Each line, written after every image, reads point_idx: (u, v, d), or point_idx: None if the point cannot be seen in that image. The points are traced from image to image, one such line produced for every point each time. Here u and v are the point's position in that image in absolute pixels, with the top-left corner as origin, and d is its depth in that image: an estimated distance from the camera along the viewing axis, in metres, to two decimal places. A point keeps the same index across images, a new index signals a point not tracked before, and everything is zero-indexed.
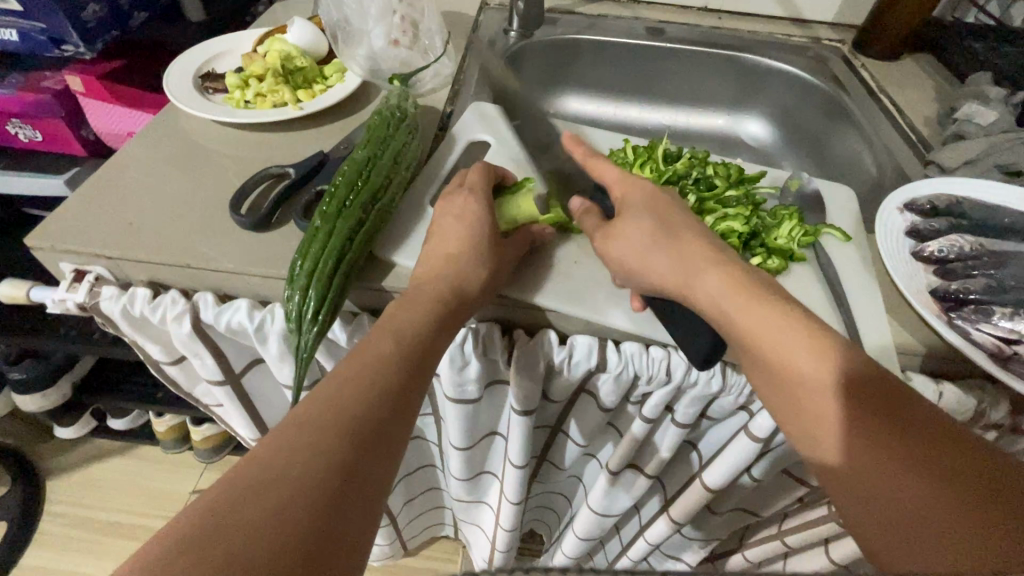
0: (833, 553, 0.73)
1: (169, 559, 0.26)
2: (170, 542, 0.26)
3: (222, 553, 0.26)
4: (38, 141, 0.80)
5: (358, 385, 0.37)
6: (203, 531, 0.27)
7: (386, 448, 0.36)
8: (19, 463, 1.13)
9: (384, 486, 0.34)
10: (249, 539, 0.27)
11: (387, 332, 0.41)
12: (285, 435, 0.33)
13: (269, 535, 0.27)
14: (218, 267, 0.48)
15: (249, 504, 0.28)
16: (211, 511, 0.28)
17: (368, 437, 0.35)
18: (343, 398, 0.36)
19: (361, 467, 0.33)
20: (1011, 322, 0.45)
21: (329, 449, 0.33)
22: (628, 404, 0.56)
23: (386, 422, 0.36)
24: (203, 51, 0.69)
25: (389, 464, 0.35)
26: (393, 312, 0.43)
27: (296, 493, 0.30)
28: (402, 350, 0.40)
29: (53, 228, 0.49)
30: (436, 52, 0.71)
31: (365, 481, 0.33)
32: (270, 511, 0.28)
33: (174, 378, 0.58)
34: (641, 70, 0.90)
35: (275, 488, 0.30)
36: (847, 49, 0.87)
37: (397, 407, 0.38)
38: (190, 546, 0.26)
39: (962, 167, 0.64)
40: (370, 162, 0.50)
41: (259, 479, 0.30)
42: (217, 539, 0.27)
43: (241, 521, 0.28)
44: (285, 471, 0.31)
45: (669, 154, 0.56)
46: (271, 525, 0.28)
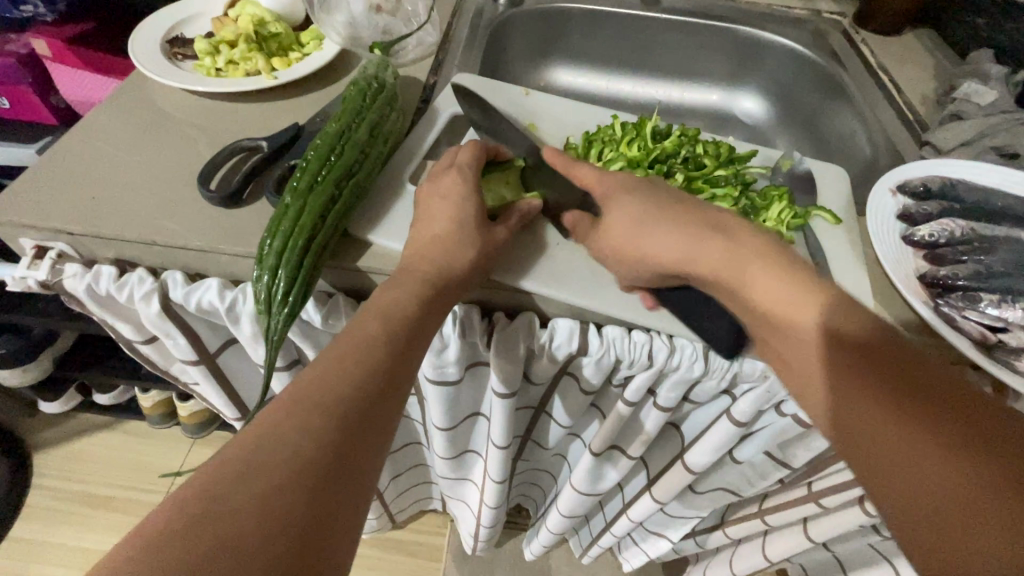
0: (811, 532, 0.74)
1: (151, 551, 0.25)
2: (153, 532, 0.26)
3: (208, 544, 0.25)
4: (5, 109, 0.77)
5: (346, 365, 0.36)
6: (187, 521, 0.26)
7: (377, 429, 0.35)
8: (3, 437, 1.12)
9: (375, 466, 0.34)
10: (235, 530, 0.26)
11: (374, 311, 0.40)
12: (273, 418, 0.31)
13: (258, 525, 0.27)
14: (186, 244, 0.46)
15: (236, 492, 0.28)
16: (200, 501, 0.27)
17: (359, 416, 0.34)
18: (331, 378, 0.34)
19: (352, 450, 0.32)
20: (999, 309, 0.44)
21: (319, 433, 0.32)
22: (611, 386, 0.56)
23: (377, 402, 0.35)
24: (171, 14, 0.65)
25: (380, 444, 0.35)
26: (381, 292, 0.42)
27: (285, 479, 0.29)
28: (392, 329, 0.39)
29: (11, 201, 0.47)
30: (420, 20, 0.68)
31: (356, 464, 0.32)
32: (258, 497, 0.28)
33: (148, 357, 0.57)
34: (635, 42, 0.87)
35: (262, 474, 0.29)
36: (848, 22, 0.84)
37: (388, 387, 0.36)
38: (174, 536, 0.25)
39: (958, 149, 0.62)
40: (345, 135, 0.48)
41: (244, 465, 0.29)
42: (207, 530, 0.26)
43: (227, 510, 0.27)
44: (273, 455, 0.30)
45: (658, 131, 0.54)
46: (258, 514, 0.27)
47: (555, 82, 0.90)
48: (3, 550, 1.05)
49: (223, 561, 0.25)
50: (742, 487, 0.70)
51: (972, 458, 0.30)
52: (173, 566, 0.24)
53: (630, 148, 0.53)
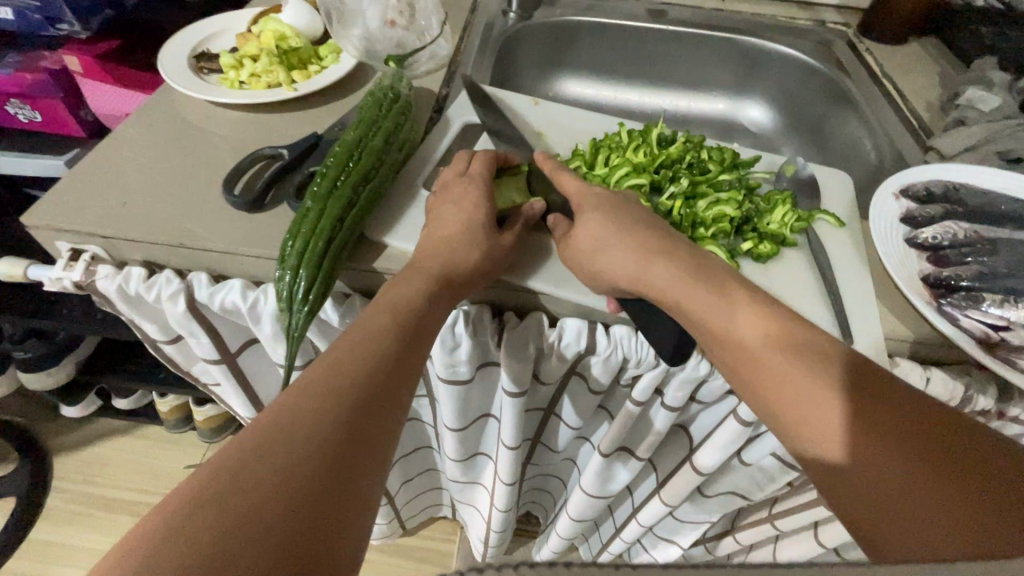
0: (822, 536, 0.75)
1: (181, 517, 0.26)
2: (181, 501, 0.27)
3: (234, 510, 0.27)
4: (38, 122, 0.80)
5: (356, 354, 0.38)
6: (213, 491, 0.28)
7: (388, 413, 0.37)
8: (25, 441, 1.15)
9: (387, 449, 0.36)
10: (259, 498, 0.28)
11: (383, 305, 0.42)
12: (288, 402, 0.33)
13: (280, 496, 0.28)
14: (211, 246, 0.48)
15: (258, 465, 0.29)
16: (224, 472, 0.29)
17: (369, 400, 0.36)
18: (344, 366, 0.37)
19: (364, 431, 0.34)
20: (1001, 308, 0.46)
21: (333, 415, 0.34)
22: (619, 386, 0.57)
23: (386, 388, 0.37)
24: (197, 30, 0.68)
25: (391, 428, 0.37)
26: (387, 287, 0.44)
27: (302, 455, 0.31)
28: (401, 321, 0.41)
29: (49, 207, 0.49)
30: (433, 33, 0.71)
31: (367, 444, 0.34)
32: (279, 470, 0.29)
33: (171, 356, 0.59)
34: (641, 53, 0.89)
35: (281, 450, 0.30)
36: (852, 32, 0.85)
37: (397, 375, 0.39)
38: (202, 504, 0.27)
39: (962, 153, 0.63)
40: (362, 143, 0.50)
41: (263, 444, 0.30)
42: (231, 497, 0.27)
43: (251, 481, 0.28)
44: (291, 434, 0.31)
45: (664, 138, 0.56)
46: (279, 486, 0.29)
47: (563, 92, 0.92)
48: (24, 551, 1.08)
49: (249, 526, 0.26)
50: (752, 490, 0.71)
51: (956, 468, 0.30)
52: (205, 526, 0.26)
53: (637, 154, 0.54)
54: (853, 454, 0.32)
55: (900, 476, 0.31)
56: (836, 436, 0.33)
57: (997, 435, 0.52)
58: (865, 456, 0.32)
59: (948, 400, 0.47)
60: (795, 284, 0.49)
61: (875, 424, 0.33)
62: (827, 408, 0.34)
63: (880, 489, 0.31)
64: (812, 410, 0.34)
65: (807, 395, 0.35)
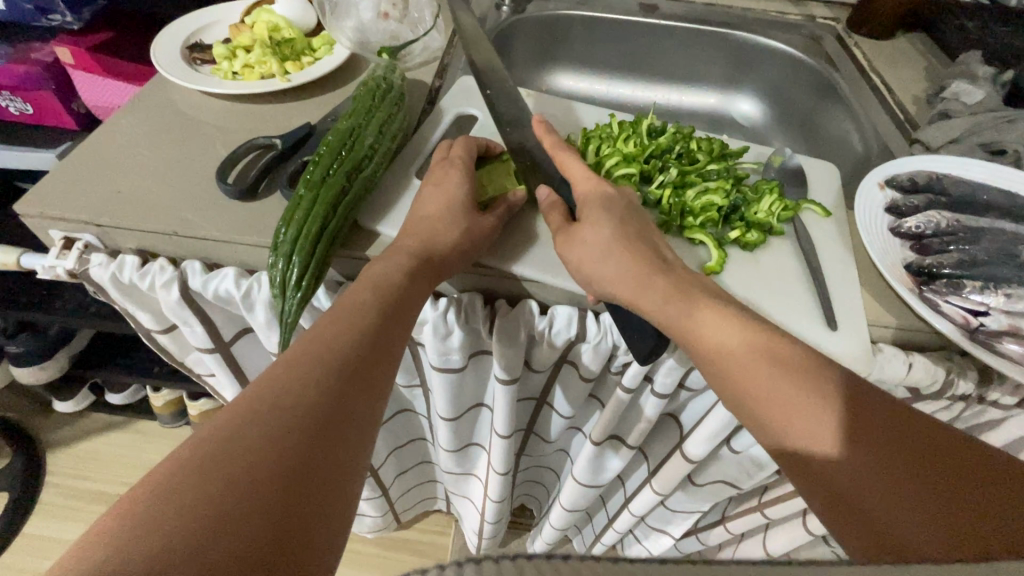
0: (810, 524, 0.76)
1: (171, 483, 0.27)
2: (170, 469, 0.28)
3: (222, 476, 0.28)
4: (30, 114, 0.80)
5: (340, 330, 0.39)
6: (202, 457, 0.28)
7: (372, 383, 0.38)
8: (19, 436, 1.15)
9: (373, 421, 0.37)
10: (246, 463, 0.29)
11: (366, 283, 0.43)
12: (274, 375, 0.34)
13: (268, 463, 0.29)
14: (204, 234, 0.48)
15: (245, 434, 0.30)
16: (213, 440, 0.29)
17: (353, 372, 0.37)
18: (328, 341, 0.38)
19: (349, 401, 0.35)
20: (981, 294, 0.46)
21: (317, 386, 0.35)
22: (610, 374, 0.58)
23: (370, 361, 0.38)
24: (190, 22, 0.68)
25: (376, 401, 0.38)
26: (368, 266, 0.45)
27: (288, 424, 0.32)
28: (383, 299, 0.42)
29: (42, 196, 0.50)
30: (425, 25, 0.71)
31: (353, 413, 0.35)
32: (266, 437, 0.30)
33: (165, 346, 0.59)
34: (633, 47, 0.90)
35: (268, 420, 0.31)
36: (841, 27, 0.86)
37: (381, 351, 0.40)
38: (191, 470, 0.28)
39: (947, 145, 0.64)
40: (354, 132, 0.50)
41: (248, 416, 0.31)
42: (220, 462, 0.28)
43: (239, 448, 0.29)
44: (275, 405, 0.32)
45: (653, 128, 0.57)
46: (266, 453, 0.30)
47: (556, 86, 0.93)
48: (17, 546, 1.07)
49: (236, 490, 0.27)
50: (741, 479, 0.71)
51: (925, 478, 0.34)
52: (195, 490, 0.27)
53: (627, 145, 0.55)
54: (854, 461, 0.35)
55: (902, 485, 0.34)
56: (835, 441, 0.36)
57: (978, 419, 0.53)
58: (864, 464, 0.35)
59: (930, 384, 0.48)
60: (781, 273, 0.50)
61: (870, 439, 0.35)
62: (827, 417, 0.36)
63: (885, 503, 0.33)
64: (811, 415, 0.37)
65: (804, 402, 0.37)
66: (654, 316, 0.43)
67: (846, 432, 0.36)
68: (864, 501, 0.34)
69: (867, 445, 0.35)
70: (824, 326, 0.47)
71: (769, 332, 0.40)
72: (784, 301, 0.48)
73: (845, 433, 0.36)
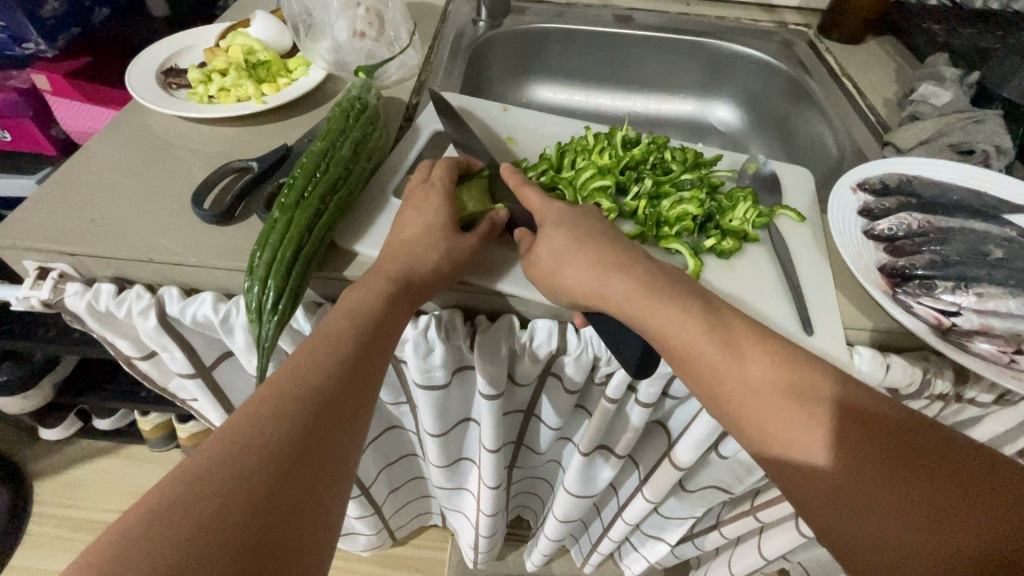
0: (803, 526, 0.76)
1: (141, 528, 0.26)
2: (138, 516, 0.27)
3: (192, 520, 0.27)
4: (8, 141, 0.80)
5: (318, 359, 0.39)
6: (172, 501, 0.28)
7: (349, 414, 0.37)
8: (6, 466, 1.13)
9: (353, 453, 0.37)
10: (217, 505, 0.28)
11: (343, 311, 0.43)
12: (249, 411, 0.34)
13: (239, 504, 0.29)
14: (180, 260, 0.48)
15: (219, 472, 0.30)
16: (184, 483, 0.29)
17: (330, 403, 0.37)
18: (305, 372, 0.37)
19: (326, 433, 0.35)
20: (953, 295, 0.47)
21: (293, 420, 0.34)
22: (594, 385, 0.58)
23: (348, 390, 0.38)
24: (165, 47, 0.69)
25: (354, 432, 0.37)
26: (347, 292, 0.45)
27: (265, 460, 0.31)
28: (361, 327, 0.42)
29: (15, 226, 0.49)
30: (402, 44, 0.72)
31: (329, 444, 0.35)
32: (239, 476, 0.30)
33: (146, 373, 0.59)
34: (610, 57, 0.91)
35: (241, 457, 0.31)
36: (812, 33, 0.88)
37: (360, 381, 0.39)
38: (160, 516, 0.27)
39: (917, 147, 0.65)
40: (328, 153, 0.51)
41: (220, 458, 0.30)
42: (190, 506, 0.28)
43: (210, 487, 0.29)
44: (249, 442, 0.32)
45: (628, 140, 0.57)
46: (240, 493, 0.29)
47: (536, 98, 0.94)
48: None
49: (207, 532, 0.27)
50: (732, 484, 0.71)
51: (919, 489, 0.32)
52: (163, 539, 0.26)
53: (602, 157, 0.56)
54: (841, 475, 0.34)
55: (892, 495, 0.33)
56: (825, 455, 0.34)
57: (957, 417, 0.53)
58: (852, 474, 0.33)
59: (907, 385, 0.48)
60: (757, 280, 0.51)
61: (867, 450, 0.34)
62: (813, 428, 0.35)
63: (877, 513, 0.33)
64: (796, 435, 0.35)
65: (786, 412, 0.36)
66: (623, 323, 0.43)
67: (835, 443, 0.34)
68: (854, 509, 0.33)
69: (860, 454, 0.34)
70: (800, 331, 0.47)
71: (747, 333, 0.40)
72: (761, 309, 0.49)
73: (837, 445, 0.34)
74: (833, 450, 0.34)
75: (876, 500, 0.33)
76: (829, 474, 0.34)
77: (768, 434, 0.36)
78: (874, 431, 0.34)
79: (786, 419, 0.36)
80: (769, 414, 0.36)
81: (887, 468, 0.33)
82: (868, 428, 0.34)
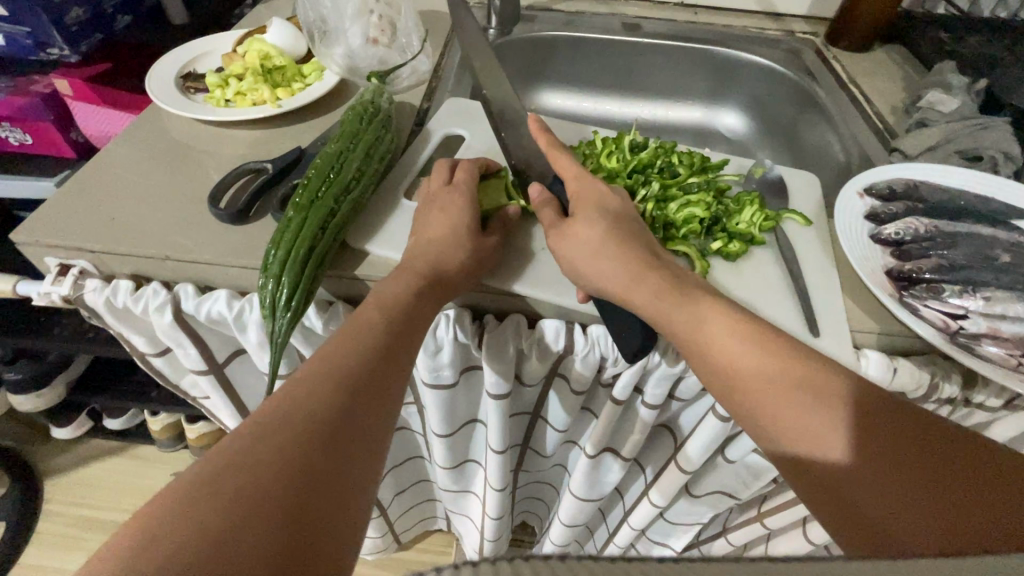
0: (810, 533, 0.76)
1: (185, 496, 0.28)
2: (183, 485, 0.28)
3: (235, 491, 0.28)
4: (29, 144, 0.82)
5: (351, 346, 0.40)
6: (215, 471, 0.29)
7: (380, 401, 0.38)
8: (18, 465, 1.14)
9: (382, 443, 0.37)
10: (258, 479, 0.29)
11: (374, 302, 0.44)
12: (287, 392, 0.35)
13: (278, 479, 0.30)
14: (197, 257, 0.49)
15: (258, 450, 0.31)
16: (226, 456, 0.30)
17: (362, 389, 0.38)
18: (339, 358, 0.39)
19: (358, 418, 0.36)
20: (960, 298, 0.47)
21: (327, 403, 0.35)
22: (601, 386, 0.58)
23: (379, 377, 0.39)
24: (184, 52, 0.71)
25: (385, 417, 0.38)
26: (378, 285, 0.46)
27: (301, 439, 0.32)
28: (390, 320, 0.43)
29: (38, 223, 0.51)
30: (413, 50, 0.73)
31: (361, 429, 0.36)
32: (278, 453, 0.31)
33: (160, 370, 0.60)
34: (618, 65, 0.92)
35: (280, 436, 0.32)
36: (820, 41, 0.89)
37: (391, 373, 0.40)
38: (204, 485, 0.28)
39: (925, 153, 0.66)
40: (342, 155, 0.52)
41: (260, 434, 0.32)
42: (233, 476, 0.29)
43: (250, 464, 0.30)
44: (287, 423, 0.33)
45: (636, 144, 0.58)
46: (279, 472, 0.30)
47: (544, 104, 0.95)
48: None
49: (248, 506, 0.28)
50: (739, 488, 0.71)
51: (927, 480, 0.33)
52: (208, 506, 0.27)
53: (610, 161, 0.57)
54: (857, 467, 0.34)
55: (904, 486, 0.33)
56: (840, 447, 0.35)
57: (967, 421, 0.53)
58: (864, 467, 0.34)
59: (915, 388, 0.48)
60: (763, 282, 0.51)
61: (878, 442, 0.35)
62: (827, 419, 0.36)
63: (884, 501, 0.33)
64: (810, 425, 0.36)
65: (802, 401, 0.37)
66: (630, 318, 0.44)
67: (852, 437, 0.35)
68: (859, 500, 0.34)
69: (872, 447, 0.35)
70: (807, 333, 0.47)
71: (756, 334, 0.41)
72: (767, 311, 0.49)
73: (848, 437, 0.35)
74: (846, 442, 0.35)
75: (888, 490, 0.33)
76: (841, 468, 0.35)
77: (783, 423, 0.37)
78: (888, 426, 0.35)
79: (800, 412, 0.37)
80: (781, 405, 0.38)
81: (899, 460, 0.34)
82: (880, 425, 0.35)
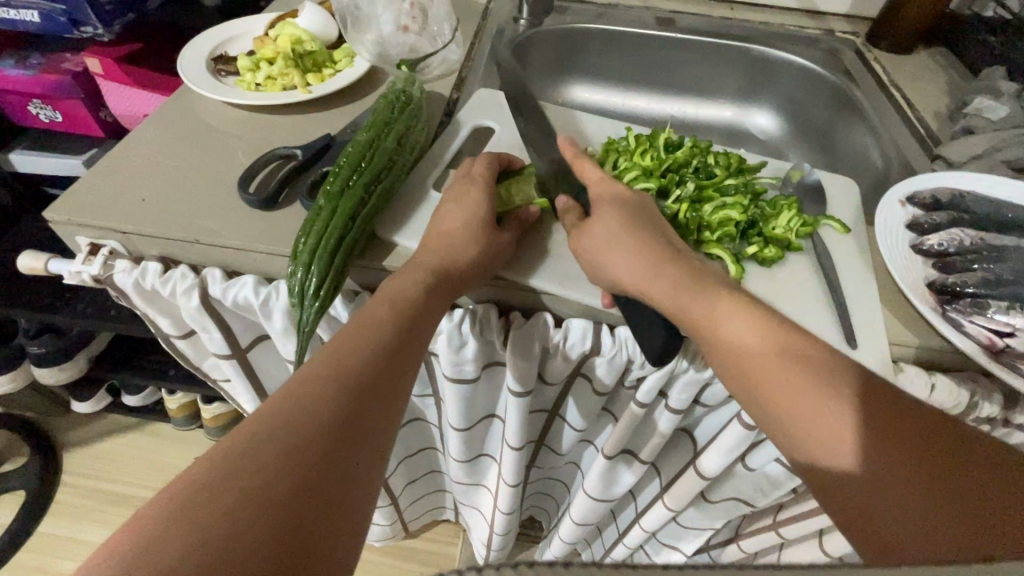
0: (826, 545, 0.74)
1: (184, 502, 0.27)
2: (183, 487, 0.28)
3: (235, 493, 0.28)
4: (59, 122, 0.83)
5: (358, 344, 0.39)
6: (217, 473, 0.28)
7: (388, 401, 0.38)
8: (38, 436, 1.17)
9: (385, 441, 0.36)
10: (259, 480, 0.29)
11: (385, 298, 0.43)
12: (292, 389, 0.35)
13: (281, 481, 0.29)
14: (225, 242, 0.49)
15: (259, 453, 0.30)
16: (228, 456, 0.29)
17: (369, 386, 0.37)
18: (346, 355, 0.38)
19: (364, 418, 0.35)
20: (1007, 315, 0.45)
21: (333, 402, 0.35)
22: (624, 388, 0.57)
23: (385, 376, 0.39)
24: (215, 35, 0.70)
25: (391, 416, 0.38)
26: (389, 280, 0.45)
27: (304, 439, 0.32)
28: (400, 315, 0.42)
29: (71, 202, 0.51)
30: (444, 39, 0.72)
31: (367, 429, 0.35)
32: (281, 454, 0.30)
33: (183, 351, 0.60)
34: (649, 60, 0.90)
35: (283, 436, 0.31)
36: (860, 41, 0.86)
37: (397, 370, 0.40)
38: (205, 487, 0.28)
39: (970, 161, 0.63)
40: (373, 144, 0.51)
41: (263, 434, 0.31)
42: (235, 478, 0.28)
43: (250, 468, 0.29)
44: (291, 420, 0.32)
45: (670, 142, 0.57)
46: (283, 473, 0.29)
47: (572, 98, 0.93)
48: (32, 545, 1.09)
49: (247, 513, 0.27)
50: (756, 497, 0.70)
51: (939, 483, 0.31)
52: (210, 510, 0.27)
53: (643, 159, 0.55)
54: (873, 474, 0.33)
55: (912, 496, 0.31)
56: (846, 452, 0.34)
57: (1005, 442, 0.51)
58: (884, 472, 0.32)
59: (953, 406, 0.47)
60: (798, 290, 0.50)
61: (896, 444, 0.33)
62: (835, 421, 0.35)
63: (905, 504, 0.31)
64: (828, 433, 0.35)
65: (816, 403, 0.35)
66: (660, 319, 0.43)
67: (864, 443, 0.34)
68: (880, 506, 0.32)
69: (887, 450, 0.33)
70: (843, 343, 0.46)
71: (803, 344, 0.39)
72: (802, 320, 0.48)
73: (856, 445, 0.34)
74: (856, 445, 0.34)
75: (908, 495, 0.31)
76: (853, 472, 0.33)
77: (803, 426, 0.36)
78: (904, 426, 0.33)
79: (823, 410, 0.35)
80: (795, 410, 0.36)
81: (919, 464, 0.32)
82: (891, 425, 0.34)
